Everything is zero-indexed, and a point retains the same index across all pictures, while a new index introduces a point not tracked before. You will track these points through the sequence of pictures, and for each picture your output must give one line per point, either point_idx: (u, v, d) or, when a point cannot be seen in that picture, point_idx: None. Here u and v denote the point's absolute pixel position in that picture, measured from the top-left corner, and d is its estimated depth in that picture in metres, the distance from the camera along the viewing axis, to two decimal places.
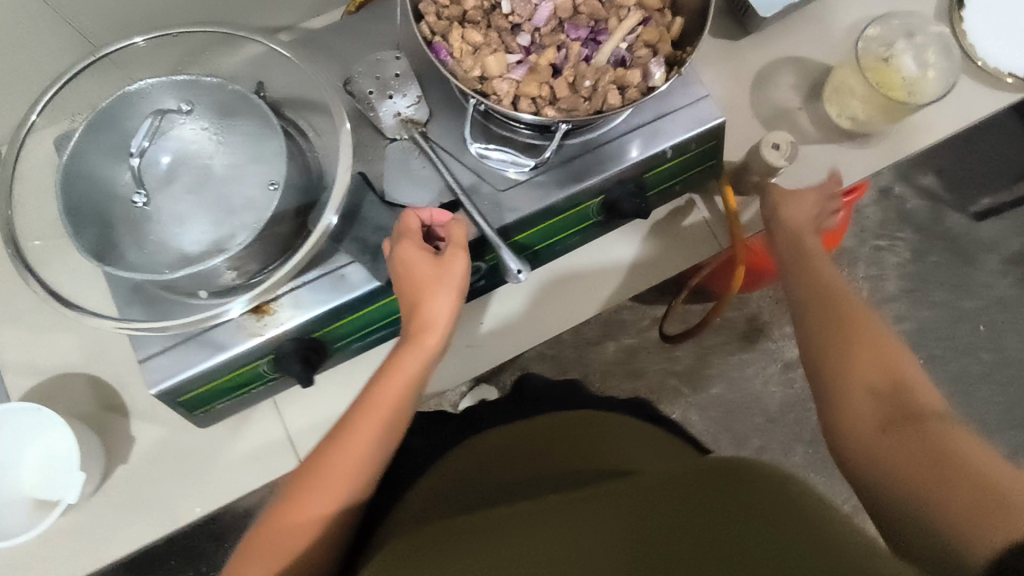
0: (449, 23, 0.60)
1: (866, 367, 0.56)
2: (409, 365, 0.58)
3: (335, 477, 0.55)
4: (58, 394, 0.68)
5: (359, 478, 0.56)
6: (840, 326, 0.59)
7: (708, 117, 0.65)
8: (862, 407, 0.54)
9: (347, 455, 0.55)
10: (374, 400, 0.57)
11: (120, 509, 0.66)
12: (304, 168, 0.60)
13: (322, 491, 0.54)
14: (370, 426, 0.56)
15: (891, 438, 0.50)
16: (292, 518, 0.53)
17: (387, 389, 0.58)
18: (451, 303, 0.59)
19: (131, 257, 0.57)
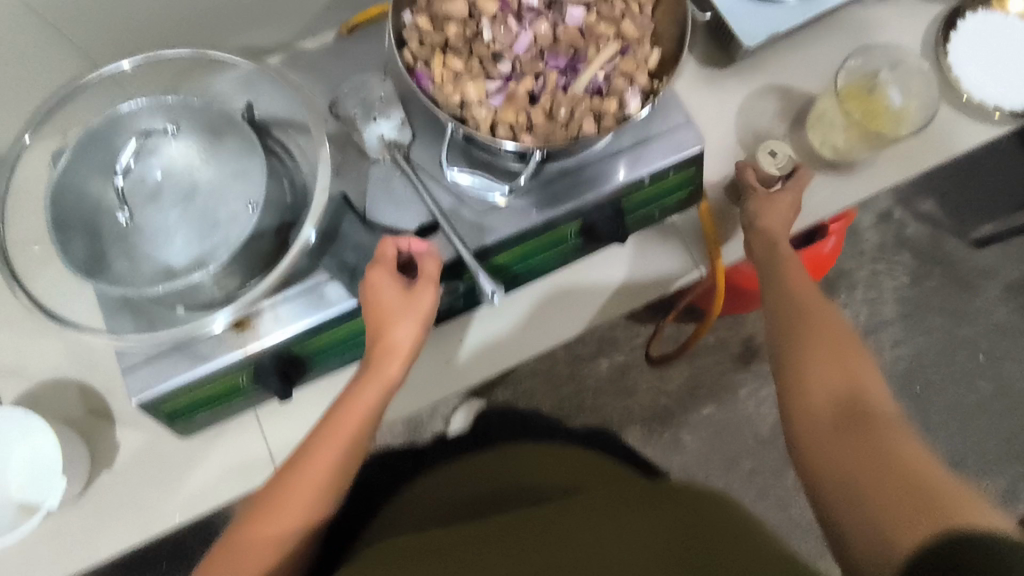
0: (432, 50, 0.63)
1: (829, 382, 0.56)
2: (367, 397, 0.60)
3: (295, 497, 0.57)
4: (48, 398, 0.70)
5: (319, 499, 0.58)
6: (803, 341, 0.60)
7: (686, 145, 0.66)
8: (823, 415, 0.55)
9: (309, 477, 0.58)
10: (336, 427, 0.60)
11: (101, 513, 0.67)
12: (287, 187, 0.62)
13: (283, 514, 0.57)
14: (330, 452, 0.59)
15: (838, 440, 0.52)
16: (253, 535, 0.57)
17: (349, 415, 0.60)
18: (415, 331, 0.60)
19: (114, 272, 0.58)
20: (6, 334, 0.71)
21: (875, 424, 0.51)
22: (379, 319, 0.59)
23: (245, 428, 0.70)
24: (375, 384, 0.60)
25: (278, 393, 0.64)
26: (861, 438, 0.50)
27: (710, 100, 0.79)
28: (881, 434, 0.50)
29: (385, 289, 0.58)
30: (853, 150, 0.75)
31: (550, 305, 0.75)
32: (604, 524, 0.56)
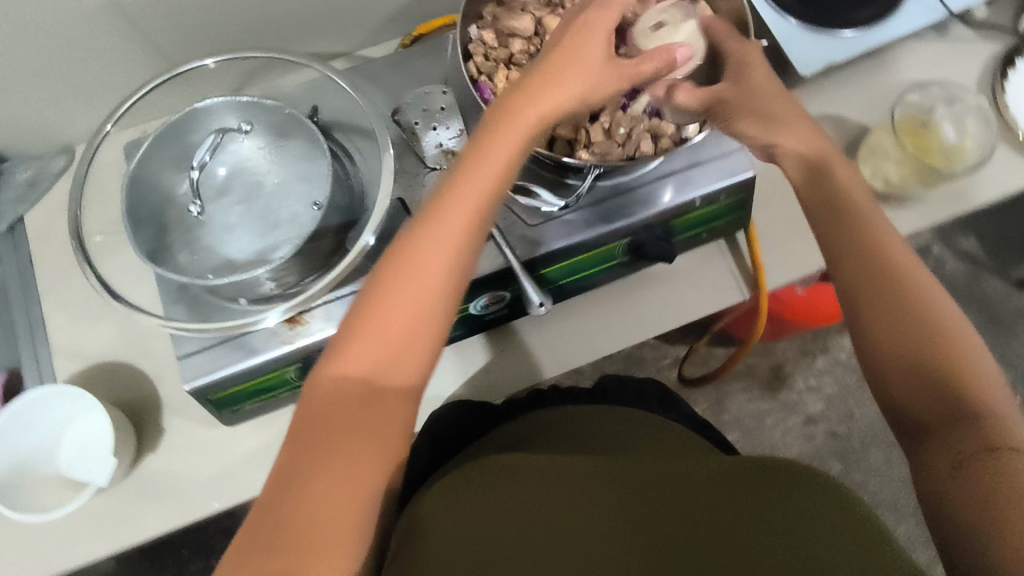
0: (496, 64, 0.64)
1: (914, 356, 0.47)
2: (489, 166, 0.50)
3: (401, 349, 0.48)
4: (100, 380, 0.72)
5: (448, 299, 0.48)
6: (888, 291, 0.49)
7: (740, 170, 0.66)
8: (907, 394, 0.47)
9: (423, 268, 0.48)
10: (445, 225, 0.49)
11: (143, 496, 0.69)
12: (348, 191, 0.63)
13: (393, 371, 0.47)
14: (445, 252, 0.49)
15: (938, 442, 0.45)
16: (348, 356, 0.47)
17: (497, 145, 0.50)
18: (580, 88, 0.51)
19: (180, 260, 0.61)
20: (65, 314, 0.74)
21: (967, 423, 0.44)
22: (521, 109, 0.51)
23: (286, 422, 0.71)
24: (514, 139, 0.50)
25: None
26: (976, 437, 0.44)
27: None
28: (983, 442, 0.43)
29: (567, 73, 0.51)
30: (908, 185, 0.74)
31: (596, 314, 0.76)
32: (737, 495, 0.48)
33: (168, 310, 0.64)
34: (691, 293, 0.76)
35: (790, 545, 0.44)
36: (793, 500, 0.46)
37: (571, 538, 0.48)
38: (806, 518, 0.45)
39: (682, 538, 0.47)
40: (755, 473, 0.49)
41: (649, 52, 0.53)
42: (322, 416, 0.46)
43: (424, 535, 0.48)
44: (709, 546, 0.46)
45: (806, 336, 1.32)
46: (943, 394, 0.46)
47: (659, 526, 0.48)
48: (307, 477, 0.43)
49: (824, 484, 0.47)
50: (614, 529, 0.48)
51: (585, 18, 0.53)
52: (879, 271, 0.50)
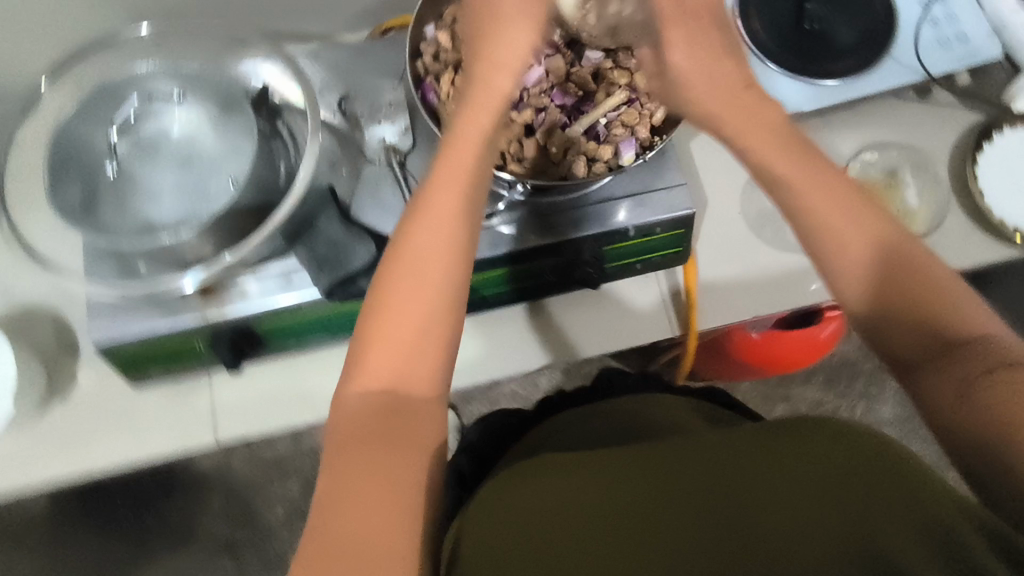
0: (444, 67, 0.64)
1: (902, 304, 0.45)
2: (463, 147, 0.49)
3: (414, 345, 0.46)
4: (22, 323, 0.73)
5: (425, 309, 0.47)
6: (872, 268, 0.46)
7: (677, 206, 0.66)
8: (908, 345, 0.45)
9: (428, 264, 0.48)
10: (435, 216, 0.48)
11: (49, 442, 0.70)
12: (274, 171, 0.64)
13: (416, 368, 0.46)
14: (447, 241, 0.48)
15: (939, 380, 0.42)
16: (368, 364, 0.46)
17: (471, 128, 0.49)
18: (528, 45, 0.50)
19: (87, 217, 0.60)
20: None
21: (961, 350, 0.42)
22: (487, 85, 0.50)
23: (198, 389, 0.73)
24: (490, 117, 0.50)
25: (227, 361, 0.67)
26: (969, 374, 0.41)
27: (722, 168, 0.80)
28: (982, 365, 0.41)
29: (509, 41, 0.50)
30: None
31: (520, 328, 0.76)
32: (759, 461, 0.46)
33: (89, 267, 0.64)
34: (617, 322, 0.76)
35: (830, 501, 0.42)
36: (832, 458, 0.44)
37: (612, 524, 0.45)
38: (834, 459, 0.44)
39: (722, 500, 0.45)
40: (773, 430, 0.48)
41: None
42: (352, 432, 0.44)
43: (471, 526, 0.46)
44: (746, 499, 0.44)
45: (769, 380, 1.30)
46: (942, 330, 0.44)
47: (700, 499, 0.45)
48: (337, 476, 0.42)
49: (853, 433, 0.46)
50: (633, 510, 0.46)
51: (502, 2, 0.50)
52: (859, 236, 0.47)
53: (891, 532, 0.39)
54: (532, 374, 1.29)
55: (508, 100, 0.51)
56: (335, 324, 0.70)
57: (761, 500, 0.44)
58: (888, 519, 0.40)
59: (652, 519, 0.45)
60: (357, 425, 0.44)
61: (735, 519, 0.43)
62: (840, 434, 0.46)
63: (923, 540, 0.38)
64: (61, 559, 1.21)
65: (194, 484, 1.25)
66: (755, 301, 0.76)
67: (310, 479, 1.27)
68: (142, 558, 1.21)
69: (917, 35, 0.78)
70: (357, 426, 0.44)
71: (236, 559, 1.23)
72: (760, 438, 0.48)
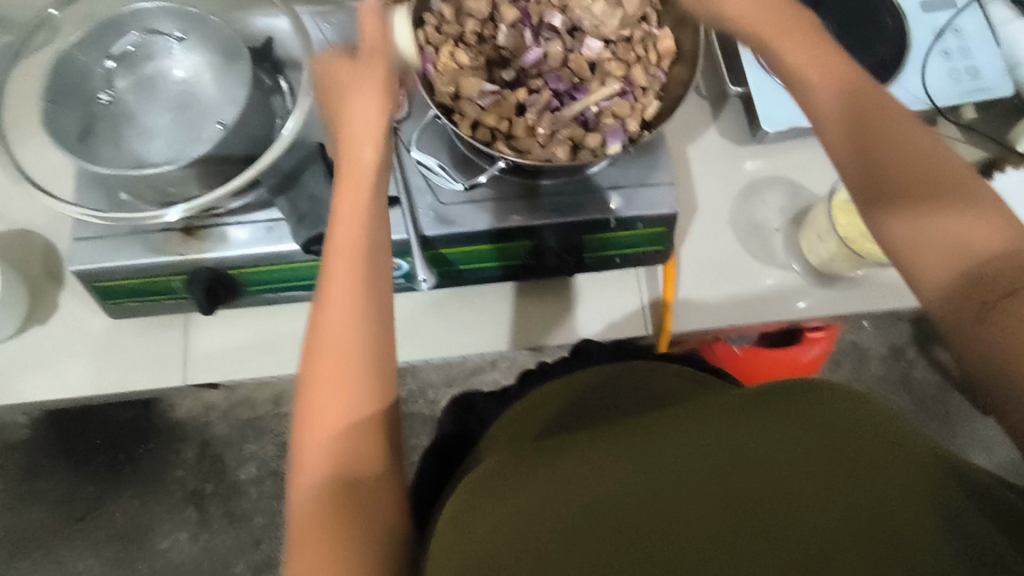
0: (445, 38, 0.64)
1: (927, 224, 0.46)
2: (348, 228, 0.52)
3: (349, 429, 0.48)
4: (10, 245, 0.75)
5: (351, 374, 0.49)
6: (907, 186, 0.47)
7: (661, 204, 0.66)
8: (925, 261, 0.46)
9: (331, 355, 0.50)
10: (338, 304, 0.51)
11: (24, 363, 0.72)
12: (268, 122, 0.65)
13: (356, 452, 0.48)
14: (347, 337, 0.50)
15: (948, 287, 0.45)
16: (307, 456, 0.48)
17: (347, 203, 0.53)
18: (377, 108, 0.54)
19: (74, 141, 0.61)
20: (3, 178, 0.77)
21: (991, 270, 0.44)
22: (353, 158, 0.54)
23: (172, 330, 0.74)
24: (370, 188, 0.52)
25: (200, 305, 0.67)
26: (981, 296, 0.44)
27: (715, 176, 0.80)
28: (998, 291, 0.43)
29: (357, 104, 0.54)
30: (839, 267, 0.73)
31: (493, 309, 0.76)
32: (750, 447, 0.42)
33: (77, 196, 0.65)
34: (597, 314, 0.76)
35: (832, 475, 0.40)
36: (808, 428, 0.42)
37: (596, 514, 0.42)
38: (811, 428, 0.42)
39: (706, 475, 0.42)
40: (733, 403, 0.47)
41: (370, 40, 0.56)
42: (311, 526, 0.45)
43: (450, 534, 0.43)
44: (735, 473, 0.41)
45: None
46: (973, 251, 0.45)
47: (693, 485, 0.42)
48: (305, 571, 0.43)
49: (823, 402, 0.44)
50: (625, 501, 0.42)
51: (353, 73, 0.55)
52: (902, 158, 0.47)
53: (891, 497, 0.38)
54: (514, 365, 1.29)
55: (374, 169, 0.54)
56: (313, 279, 0.70)
57: (752, 473, 0.41)
58: (886, 485, 0.38)
59: (649, 503, 0.42)
60: (315, 512, 0.45)
61: (728, 486, 0.41)
62: (804, 402, 0.44)
63: (925, 505, 0.37)
64: (31, 491, 1.23)
65: (170, 432, 1.27)
66: (735, 310, 0.76)
67: (283, 442, 1.28)
68: (110, 499, 1.23)
69: (928, 63, 0.77)
70: (321, 515, 0.45)
71: (201, 512, 1.24)
72: (733, 409, 0.46)
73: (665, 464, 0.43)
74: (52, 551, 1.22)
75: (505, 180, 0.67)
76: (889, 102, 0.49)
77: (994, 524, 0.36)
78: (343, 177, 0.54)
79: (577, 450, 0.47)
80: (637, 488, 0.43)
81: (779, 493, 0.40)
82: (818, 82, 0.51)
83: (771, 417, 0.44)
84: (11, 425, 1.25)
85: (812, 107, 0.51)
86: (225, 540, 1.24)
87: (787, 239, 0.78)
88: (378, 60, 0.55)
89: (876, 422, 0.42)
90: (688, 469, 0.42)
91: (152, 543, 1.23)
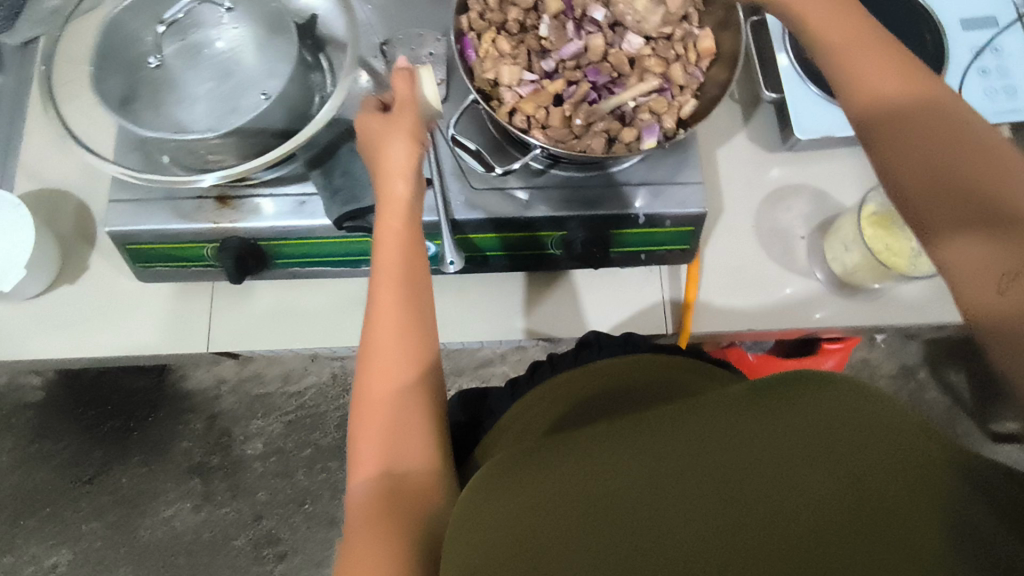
0: (488, 26, 0.65)
1: (959, 196, 0.44)
2: (389, 253, 0.58)
3: (399, 428, 0.53)
4: (45, 204, 0.76)
5: (399, 388, 0.55)
6: (940, 161, 0.45)
7: (691, 203, 0.67)
8: (952, 233, 0.44)
9: (382, 363, 0.56)
10: (383, 323, 0.57)
11: (50, 320, 0.73)
12: (309, 97, 0.66)
13: (408, 450, 0.53)
14: (394, 349, 0.56)
15: (977, 257, 0.43)
16: (359, 457, 0.52)
17: (386, 231, 0.59)
18: (408, 151, 0.57)
19: (120, 103, 0.62)
20: (41, 137, 0.79)
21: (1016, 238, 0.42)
22: (387, 193, 0.59)
23: (198, 298, 0.75)
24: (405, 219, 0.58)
25: (230, 274, 0.67)
26: (1009, 261, 0.42)
27: (743, 180, 0.81)
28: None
29: (389, 148, 0.57)
30: (861, 278, 0.74)
31: (512, 297, 0.77)
32: (746, 429, 0.37)
33: (117, 157, 0.67)
34: (617, 306, 0.77)
35: (845, 468, 0.34)
36: (821, 415, 0.36)
37: (587, 508, 0.37)
38: (825, 416, 0.36)
39: (707, 467, 0.36)
40: (739, 396, 0.39)
41: (399, 102, 0.58)
42: (361, 517, 0.49)
43: (471, 520, 0.38)
44: (736, 463, 0.36)
45: None
46: (1012, 222, 0.42)
47: (694, 477, 0.36)
48: (354, 550, 0.46)
49: (834, 386, 0.38)
50: (621, 497, 0.36)
51: (374, 120, 0.58)
52: (931, 135, 0.46)
53: (897, 491, 0.33)
54: (524, 359, 1.29)
55: (409, 201, 0.59)
56: (341, 255, 0.71)
57: (753, 463, 0.36)
58: (896, 480, 0.34)
59: (642, 494, 0.36)
60: (364, 503, 0.50)
61: (730, 476, 0.35)
62: (818, 390, 0.38)
63: (934, 503, 0.33)
64: (40, 450, 1.25)
65: (179, 402, 1.28)
66: (756, 316, 0.76)
67: (290, 420, 1.29)
68: (117, 465, 1.24)
69: (965, 81, 0.77)
70: (371, 506, 0.49)
71: (206, 484, 1.25)
72: (743, 402, 0.38)
73: (662, 459, 0.37)
74: (57, 512, 1.23)
75: (537, 169, 0.68)
76: (955, 100, 0.48)
77: (998, 527, 0.32)
78: (381, 210, 0.59)
79: (576, 450, 0.39)
80: (635, 484, 0.37)
81: (784, 487, 0.35)
82: (861, 67, 0.50)
83: (782, 404, 0.37)
84: (25, 384, 1.27)
85: (858, 83, 0.50)
86: (227, 513, 1.25)
87: (811, 247, 0.78)
88: (407, 117, 0.58)
89: (888, 408, 0.37)
90: (688, 460, 0.36)
91: (155, 511, 1.24)
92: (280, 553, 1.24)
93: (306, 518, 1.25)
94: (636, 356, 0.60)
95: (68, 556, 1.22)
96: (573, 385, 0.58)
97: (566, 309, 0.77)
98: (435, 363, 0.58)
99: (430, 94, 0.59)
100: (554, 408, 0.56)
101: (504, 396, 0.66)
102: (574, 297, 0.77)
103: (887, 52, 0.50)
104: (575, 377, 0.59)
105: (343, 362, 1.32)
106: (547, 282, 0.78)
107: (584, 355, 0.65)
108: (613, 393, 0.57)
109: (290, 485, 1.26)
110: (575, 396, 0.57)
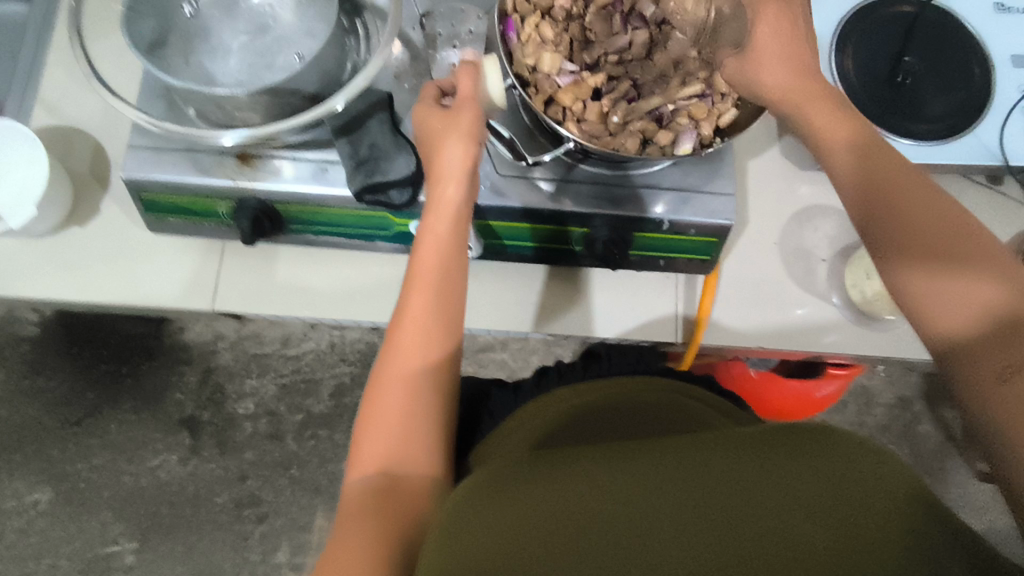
0: (534, 10, 0.64)
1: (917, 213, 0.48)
2: (427, 255, 0.58)
3: (408, 428, 0.53)
4: (62, 142, 0.75)
5: (419, 381, 0.55)
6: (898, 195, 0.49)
7: (721, 215, 0.65)
8: (923, 271, 0.47)
9: (403, 356, 0.55)
10: (410, 322, 0.56)
11: (57, 261, 0.72)
12: (341, 63, 0.64)
13: (410, 451, 0.52)
14: (416, 348, 0.55)
15: (930, 283, 0.46)
16: (365, 445, 0.52)
17: (430, 235, 0.58)
18: (463, 154, 0.56)
19: (147, 46, 0.60)
20: (63, 73, 0.77)
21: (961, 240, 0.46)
22: (438, 196, 0.58)
23: (207, 253, 0.74)
24: (450, 227, 0.57)
25: (243, 235, 0.66)
26: (963, 279, 0.45)
27: (770, 195, 0.79)
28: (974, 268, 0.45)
29: (446, 152, 0.56)
30: (880, 308, 0.73)
31: (522, 287, 0.76)
32: (744, 465, 0.39)
33: (140, 103, 0.65)
34: (628, 309, 0.76)
35: (834, 515, 0.36)
36: (818, 467, 0.38)
37: (582, 521, 0.38)
38: (823, 468, 0.38)
39: (707, 502, 0.37)
40: (738, 439, 0.41)
41: (461, 97, 0.57)
42: (355, 506, 0.50)
43: (457, 526, 0.38)
44: (731, 500, 0.37)
45: None
46: (964, 252, 0.46)
47: (688, 503, 0.37)
48: (340, 546, 0.47)
49: (834, 442, 0.40)
50: (614, 517, 0.38)
51: (427, 118, 0.58)
52: (903, 183, 0.49)
53: (877, 533, 0.35)
54: (524, 348, 1.29)
55: (458, 205, 0.58)
56: (357, 226, 0.70)
57: (746, 502, 0.37)
58: (878, 524, 0.36)
59: (640, 515, 0.37)
60: (361, 494, 0.50)
61: (728, 508, 0.37)
62: (816, 440, 0.40)
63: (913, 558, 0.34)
64: (32, 386, 1.24)
65: (176, 352, 1.28)
66: (767, 337, 0.75)
67: (285, 383, 1.29)
68: (108, 409, 1.24)
69: (1008, 120, 0.76)
70: (367, 499, 0.50)
71: (194, 437, 1.26)
72: (749, 448, 0.40)
73: (661, 491, 0.38)
74: (43, 449, 1.23)
75: (566, 163, 0.66)
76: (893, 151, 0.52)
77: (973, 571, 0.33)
78: (429, 213, 0.58)
79: (574, 468, 0.41)
80: (634, 505, 0.38)
81: (776, 524, 0.36)
82: (823, 118, 0.53)
83: (780, 452, 0.39)
84: (21, 319, 1.25)
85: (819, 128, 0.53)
86: (212, 469, 1.25)
87: (832, 270, 0.77)
88: (466, 112, 0.56)
89: (881, 468, 0.39)
90: (686, 494, 0.38)
91: (142, 460, 1.24)
92: (261, 514, 1.25)
93: (291, 482, 1.26)
94: (657, 384, 0.58)
95: (51, 494, 1.23)
96: (582, 399, 0.57)
97: (577, 307, 0.76)
98: (457, 365, 0.58)
99: (490, 89, 0.59)
100: (549, 430, 0.55)
101: (507, 399, 0.65)
102: (587, 294, 0.76)
103: (827, 104, 0.53)
104: (580, 393, 0.57)
105: (342, 331, 1.31)
106: (563, 277, 0.77)
107: (592, 369, 0.65)
108: (605, 414, 0.56)
109: (279, 448, 1.26)
110: (576, 411, 0.56)
